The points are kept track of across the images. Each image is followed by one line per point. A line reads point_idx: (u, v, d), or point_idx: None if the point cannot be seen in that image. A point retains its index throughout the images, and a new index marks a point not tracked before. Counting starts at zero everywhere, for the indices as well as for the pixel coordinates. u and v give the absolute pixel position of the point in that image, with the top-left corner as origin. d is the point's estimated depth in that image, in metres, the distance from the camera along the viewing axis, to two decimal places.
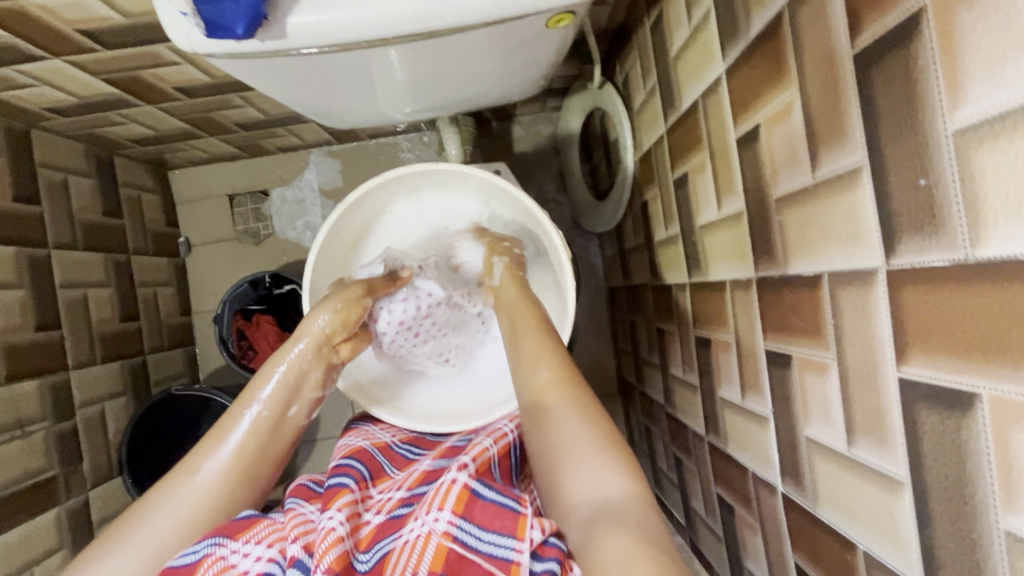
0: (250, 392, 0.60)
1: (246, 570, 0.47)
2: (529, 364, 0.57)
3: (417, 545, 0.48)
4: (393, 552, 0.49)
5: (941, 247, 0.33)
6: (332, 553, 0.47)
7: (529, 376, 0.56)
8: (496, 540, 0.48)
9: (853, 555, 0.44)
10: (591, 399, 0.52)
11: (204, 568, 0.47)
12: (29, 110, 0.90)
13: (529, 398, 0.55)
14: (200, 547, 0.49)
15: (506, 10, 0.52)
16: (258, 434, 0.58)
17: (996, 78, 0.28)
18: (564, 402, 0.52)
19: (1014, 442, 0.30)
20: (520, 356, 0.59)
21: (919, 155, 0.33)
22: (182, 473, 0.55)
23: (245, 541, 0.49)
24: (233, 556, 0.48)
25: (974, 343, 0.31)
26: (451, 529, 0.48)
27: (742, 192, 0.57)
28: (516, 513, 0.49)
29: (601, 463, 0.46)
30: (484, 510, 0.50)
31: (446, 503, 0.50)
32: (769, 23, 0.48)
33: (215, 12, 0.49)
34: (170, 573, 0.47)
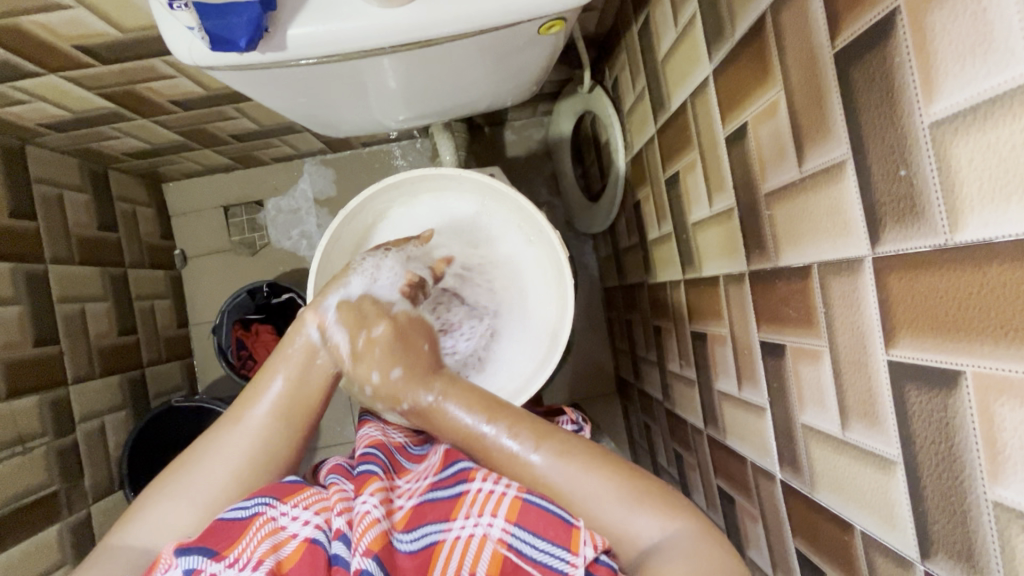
0: (277, 357, 0.63)
1: (294, 533, 0.51)
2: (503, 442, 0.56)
3: (472, 546, 0.51)
4: (443, 543, 0.52)
5: (921, 234, 0.34)
6: (370, 534, 0.50)
7: (503, 456, 0.55)
8: (550, 549, 0.49)
9: (851, 536, 0.46)
10: (590, 450, 0.54)
11: (256, 527, 0.50)
12: (25, 126, 0.91)
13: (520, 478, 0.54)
14: (252, 505, 0.52)
15: (499, 19, 0.54)
16: (293, 383, 0.61)
17: (966, 73, 0.30)
18: (566, 472, 0.53)
19: (998, 415, 0.31)
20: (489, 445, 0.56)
21: (899, 147, 0.35)
22: (227, 424, 0.59)
23: (293, 504, 0.53)
24: (282, 518, 0.52)
25: (956, 325, 0.33)
26: (505, 536, 0.51)
27: (731, 190, 0.59)
28: (570, 524, 0.50)
29: (636, 514, 0.51)
30: (538, 516, 0.51)
31: (498, 510, 0.52)
32: (752, 26, 0.50)
33: (218, 26, 0.50)
34: (223, 525, 0.50)
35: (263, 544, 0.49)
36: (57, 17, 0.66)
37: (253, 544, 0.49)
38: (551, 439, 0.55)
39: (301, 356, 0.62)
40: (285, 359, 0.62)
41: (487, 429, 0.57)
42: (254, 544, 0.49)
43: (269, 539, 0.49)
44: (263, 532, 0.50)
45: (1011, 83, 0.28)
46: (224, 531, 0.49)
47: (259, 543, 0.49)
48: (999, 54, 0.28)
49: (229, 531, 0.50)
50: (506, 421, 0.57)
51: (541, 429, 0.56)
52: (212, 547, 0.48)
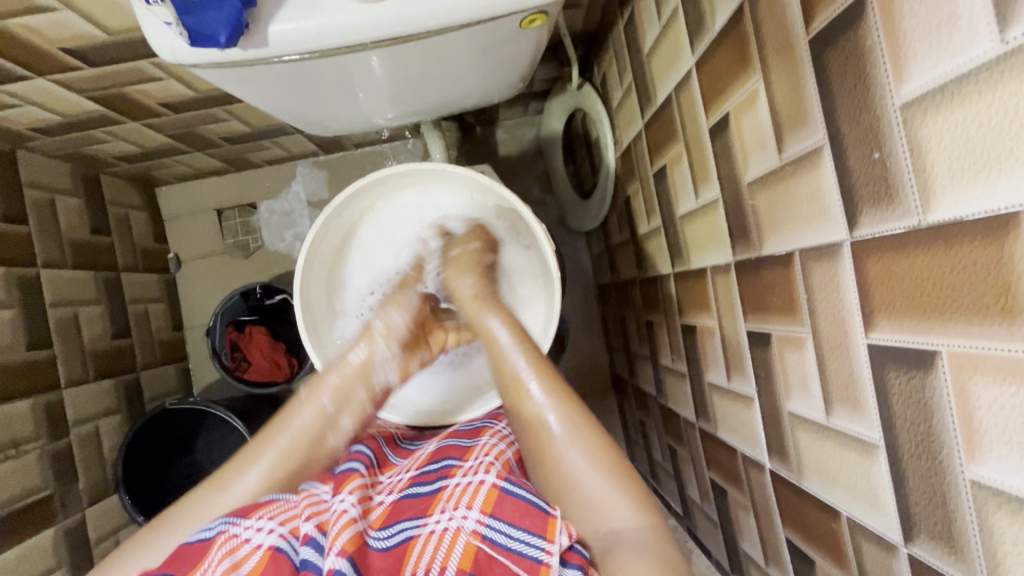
0: (282, 420, 0.62)
1: (258, 543, 0.50)
2: (526, 384, 0.59)
3: (445, 540, 0.51)
4: (417, 538, 0.52)
5: (896, 216, 0.35)
6: (345, 535, 0.50)
7: (523, 396, 0.59)
8: (525, 538, 0.49)
9: (837, 522, 0.46)
10: (596, 427, 0.57)
11: (218, 544, 0.50)
12: (16, 131, 0.91)
13: (527, 419, 0.58)
14: (215, 525, 0.52)
15: (481, 11, 0.54)
16: (295, 454, 0.60)
17: (933, 54, 0.30)
18: (567, 428, 0.56)
19: (973, 393, 0.31)
20: (514, 377, 0.60)
21: (873, 131, 0.35)
22: (220, 484, 0.58)
23: (257, 518, 0.52)
24: (246, 532, 0.50)
25: (931, 305, 0.33)
26: (479, 528, 0.51)
27: (716, 180, 0.59)
28: (546, 512, 0.51)
29: (611, 491, 0.52)
30: (512, 507, 0.52)
31: (474, 503, 0.53)
32: (730, 17, 0.50)
33: (198, 22, 0.50)
34: (187, 550, 0.50)
35: (222, 563, 0.48)
36: (43, 19, 0.66)
37: (213, 563, 0.48)
38: (565, 400, 0.58)
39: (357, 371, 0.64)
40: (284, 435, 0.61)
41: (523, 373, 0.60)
42: (215, 563, 0.48)
43: (228, 557, 0.48)
44: (224, 550, 0.49)
45: (977, 61, 0.28)
46: (189, 556, 0.50)
47: (220, 561, 0.48)
48: (965, 33, 0.28)
49: (194, 555, 0.50)
50: (540, 371, 0.60)
51: (560, 387, 0.59)
52: (173, 572, 0.48)
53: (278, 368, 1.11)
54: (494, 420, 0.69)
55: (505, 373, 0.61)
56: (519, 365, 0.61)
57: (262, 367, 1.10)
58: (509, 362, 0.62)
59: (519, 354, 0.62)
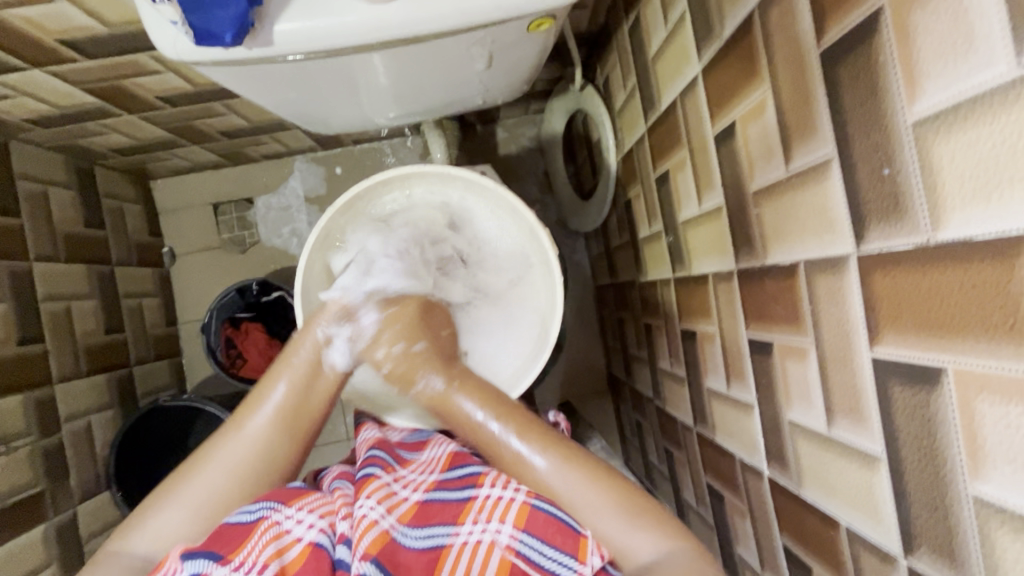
0: (284, 360, 0.63)
1: (299, 537, 0.52)
2: (501, 438, 0.57)
3: (480, 552, 0.53)
4: (450, 548, 0.54)
5: (905, 232, 0.35)
6: (369, 537, 0.52)
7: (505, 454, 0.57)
8: (558, 558, 0.52)
9: (836, 531, 0.46)
10: (589, 462, 0.55)
11: (260, 530, 0.51)
12: (10, 122, 0.89)
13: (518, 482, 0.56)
14: (257, 508, 0.53)
15: (489, 14, 0.54)
16: (295, 390, 0.61)
17: (948, 73, 0.30)
18: (562, 475, 0.54)
19: (978, 411, 0.32)
20: (492, 441, 0.57)
21: (884, 146, 0.35)
22: (230, 428, 0.59)
23: (298, 507, 0.54)
24: (287, 522, 0.53)
25: (937, 322, 0.33)
26: (513, 543, 0.53)
27: (720, 187, 0.59)
28: (577, 532, 0.53)
29: (629, 527, 0.52)
30: (546, 523, 0.53)
31: (507, 517, 0.54)
32: (739, 25, 0.50)
33: (203, 21, 0.49)
34: (225, 530, 0.51)
35: (266, 549, 0.50)
36: (40, 10, 0.65)
37: (257, 548, 0.50)
38: (551, 444, 0.56)
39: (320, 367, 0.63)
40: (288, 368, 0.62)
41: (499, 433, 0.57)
42: (258, 549, 0.50)
43: (273, 543, 0.51)
44: (267, 536, 0.51)
45: (992, 83, 0.28)
46: (228, 536, 0.50)
47: (264, 547, 0.50)
48: (981, 55, 0.28)
49: (234, 535, 0.50)
50: (515, 425, 0.57)
51: (538, 431, 0.57)
52: (216, 552, 0.49)
53: None
54: None
55: (483, 439, 0.58)
56: (492, 428, 0.58)
57: (257, 364, 1.10)
58: (484, 429, 0.58)
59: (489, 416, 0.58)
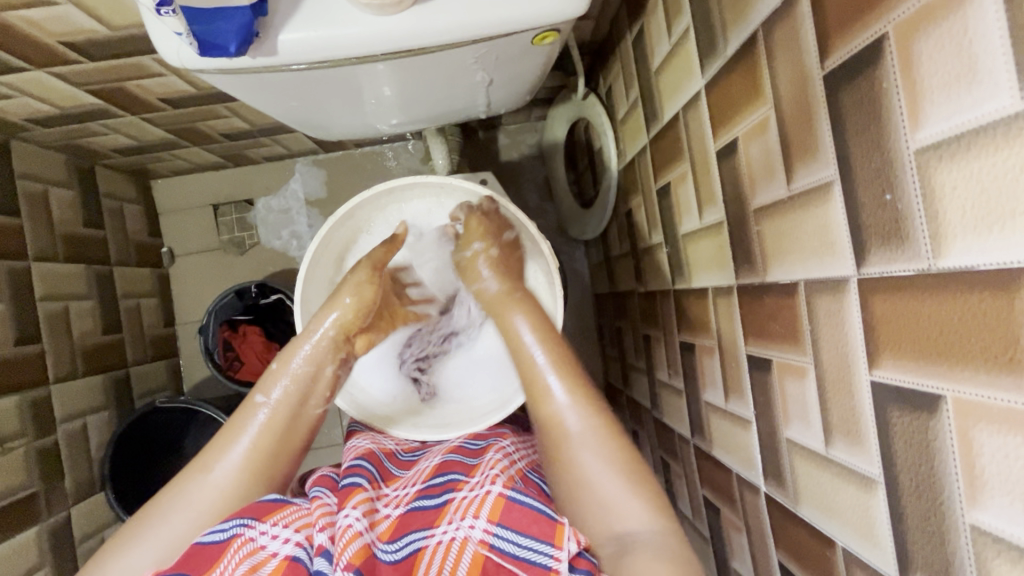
0: (262, 390, 0.63)
1: (275, 551, 0.52)
2: (542, 375, 0.61)
3: (453, 549, 0.53)
4: (424, 550, 0.54)
5: (905, 258, 0.35)
6: (351, 549, 0.51)
7: (544, 395, 0.60)
8: (534, 545, 0.51)
9: (832, 551, 0.46)
10: (611, 428, 0.57)
11: (234, 548, 0.51)
12: (11, 122, 0.89)
13: (541, 418, 0.59)
14: (230, 526, 0.52)
15: (493, 26, 0.54)
16: (270, 431, 0.60)
17: (951, 103, 0.30)
18: (583, 427, 0.57)
19: (977, 440, 0.32)
20: (532, 371, 0.61)
21: (885, 172, 0.36)
22: (199, 470, 0.58)
23: (273, 523, 0.54)
24: (262, 537, 0.52)
25: (935, 348, 0.33)
26: (487, 537, 0.53)
27: (721, 203, 0.59)
28: (553, 519, 0.52)
29: (627, 493, 0.53)
30: (521, 514, 0.53)
31: (481, 512, 0.55)
32: (743, 43, 0.50)
33: (207, 31, 0.50)
34: (201, 549, 0.51)
35: (240, 566, 0.50)
36: (44, 13, 0.65)
37: (231, 566, 0.50)
38: (584, 400, 0.59)
39: (301, 381, 0.63)
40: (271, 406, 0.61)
41: (543, 369, 0.61)
42: (232, 565, 0.50)
43: (248, 560, 0.51)
44: (242, 553, 0.51)
45: (995, 114, 0.28)
46: (203, 556, 0.50)
47: (238, 564, 0.50)
48: (984, 87, 0.28)
49: (207, 555, 0.51)
50: (562, 369, 0.61)
51: (580, 384, 0.60)
52: (188, 574, 0.49)
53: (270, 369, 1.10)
54: (501, 438, 0.68)
55: (524, 365, 0.62)
56: (540, 362, 0.61)
57: (253, 366, 1.10)
58: (532, 363, 0.62)
59: (540, 350, 0.62)
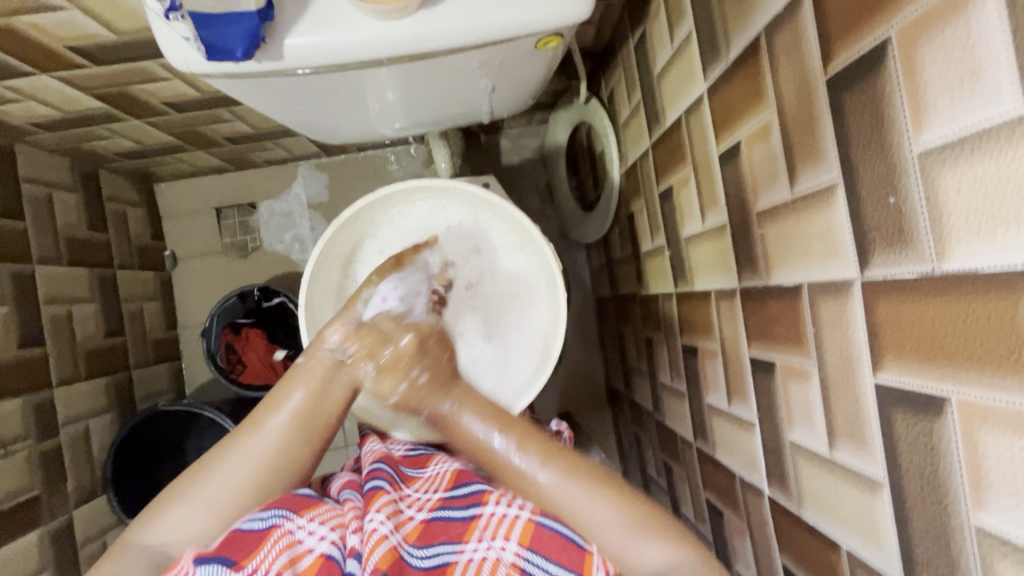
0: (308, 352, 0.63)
1: (311, 548, 0.52)
2: (502, 453, 0.59)
3: (484, 569, 0.53)
4: (455, 564, 0.54)
5: (909, 261, 0.35)
6: (379, 551, 0.51)
7: (515, 474, 0.58)
8: (565, 574, 0.51)
9: (837, 554, 0.46)
10: (600, 477, 0.57)
11: (272, 540, 0.51)
12: (16, 125, 0.89)
13: (521, 493, 0.58)
14: (269, 516, 0.53)
15: (497, 31, 0.54)
16: (315, 391, 0.61)
17: (954, 107, 0.30)
18: (569, 489, 0.56)
19: (982, 442, 0.32)
20: (494, 454, 0.60)
21: (889, 176, 0.36)
22: (249, 427, 0.59)
23: (309, 518, 0.54)
24: (300, 532, 0.53)
25: (939, 351, 0.34)
26: (518, 560, 0.53)
27: (724, 206, 0.59)
28: (582, 548, 0.53)
29: (636, 536, 0.54)
30: (551, 541, 0.53)
31: (512, 534, 0.54)
32: (746, 47, 0.50)
33: (214, 36, 0.50)
34: (239, 536, 0.51)
35: (280, 557, 0.50)
36: (50, 18, 0.65)
37: (269, 557, 0.50)
38: (559, 460, 0.58)
39: (332, 359, 0.63)
40: (309, 368, 0.62)
41: (501, 447, 0.59)
42: (271, 557, 0.50)
43: (286, 552, 0.51)
44: (280, 545, 0.51)
45: (998, 118, 0.28)
46: (242, 542, 0.51)
47: (277, 555, 0.50)
48: (987, 91, 0.29)
49: (248, 542, 0.51)
50: (524, 442, 0.59)
51: (546, 447, 0.59)
52: (229, 558, 0.49)
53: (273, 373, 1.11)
54: None
55: (484, 452, 0.60)
56: (497, 444, 0.60)
57: (256, 370, 1.10)
58: (491, 450, 0.60)
59: (495, 433, 0.60)
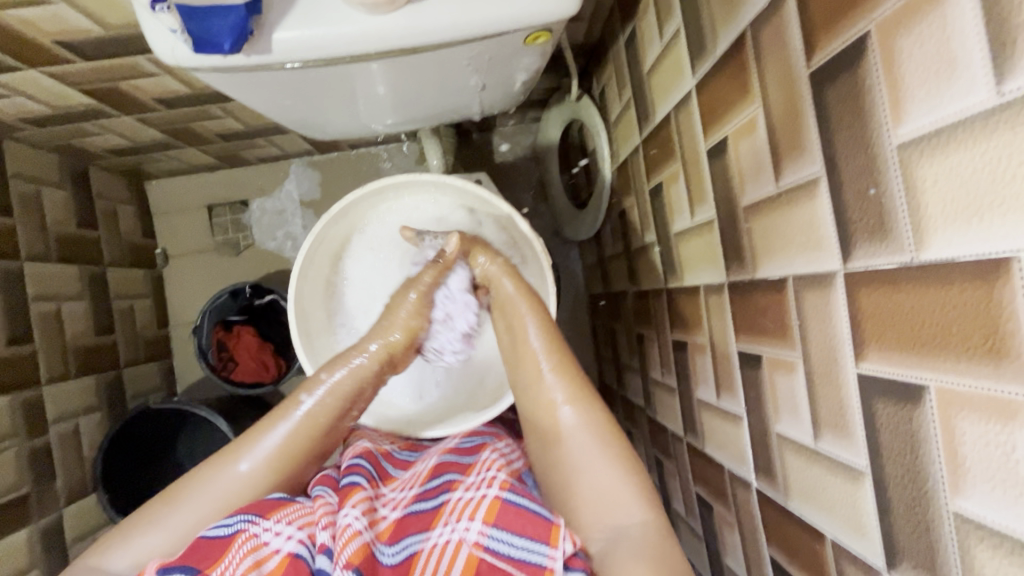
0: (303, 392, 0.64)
1: (278, 548, 0.52)
2: (541, 371, 0.62)
3: (448, 552, 0.53)
4: (421, 552, 0.54)
5: (889, 252, 0.35)
6: (351, 547, 0.51)
7: (542, 388, 0.61)
8: (529, 546, 0.50)
9: (822, 545, 0.47)
10: (608, 425, 0.58)
11: (238, 543, 0.51)
12: (4, 121, 0.89)
13: (541, 410, 0.60)
14: (234, 522, 0.53)
15: (485, 25, 0.54)
16: (300, 436, 0.61)
17: (931, 99, 0.31)
18: (580, 421, 0.58)
19: (959, 429, 0.32)
20: (532, 365, 0.62)
21: (870, 168, 0.36)
22: (227, 460, 0.60)
23: (277, 519, 0.53)
24: (266, 534, 0.52)
25: (919, 340, 0.34)
26: (482, 539, 0.52)
27: (712, 201, 0.60)
28: (549, 521, 0.51)
29: (622, 484, 0.54)
30: (515, 516, 0.52)
31: (477, 514, 0.54)
32: (732, 43, 0.51)
33: (202, 29, 0.50)
34: (202, 545, 0.51)
35: (244, 560, 0.50)
36: (38, 12, 0.65)
37: (235, 560, 0.50)
38: (585, 397, 0.60)
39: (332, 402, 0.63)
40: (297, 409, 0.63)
41: (542, 362, 0.62)
42: (236, 561, 0.50)
43: (251, 555, 0.50)
44: (245, 548, 0.51)
45: (974, 109, 0.29)
46: (204, 551, 0.51)
47: (241, 559, 0.50)
48: (962, 82, 0.29)
49: (211, 550, 0.51)
50: (561, 364, 0.62)
51: (579, 381, 0.61)
52: (192, 567, 0.49)
53: (265, 369, 1.10)
54: (494, 438, 0.69)
55: (524, 360, 0.63)
56: (539, 358, 0.62)
57: (247, 367, 1.09)
58: (530, 357, 0.63)
59: (540, 347, 0.63)
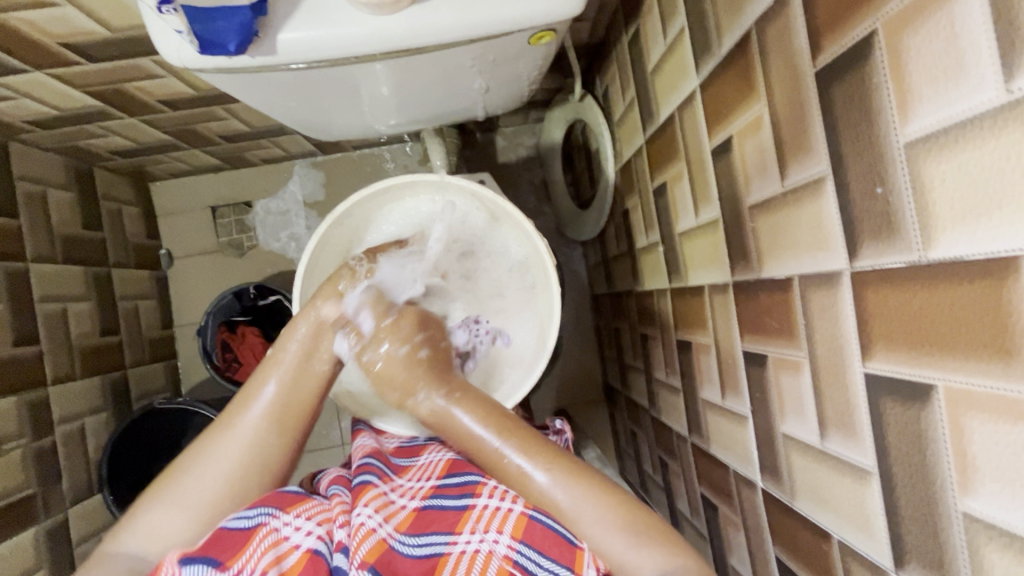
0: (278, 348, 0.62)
1: (298, 544, 0.53)
2: (502, 453, 0.55)
3: (478, 561, 0.53)
4: (448, 556, 0.54)
5: (896, 250, 0.35)
6: (365, 547, 0.52)
7: (517, 476, 0.54)
8: (556, 568, 0.52)
9: (829, 545, 0.47)
10: (606, 487, 0.53)
11: (259, 537, 0.51)
12: (10, 123, 0.89)
13: (525, 495, 0.54)
14: (254, 514, 0.53)
15: (490, 25, 0.54)
16: (287, 386, 0.61)
17: (938, 97, 0.31)
18: (570, 492, 0.53)
19: (968, 428, 0.32)
20: (494, 455, 0.55)
21: (876, 166, 0.36)
22: (223, 427, 0.58)
23: (296, 514, 0.55)
24: (286, 528, 0.53)
25: (927, 339, 0.34)
26: (510, 553, 0.53)
27: (717, 201, 0.60)
28: (574, 544, 0.53)
29: (635, 549, 0.51)
30: (543, 535, 0.54)
31: (505, 527, 0.55)
32: (737, 42, 0.51)
33: (207, 29, 0.50)
34: (225, 535, 0.50)
35: (265, 556, 0.50)
36: (44, 14, 0.65)
37: (257, 556, 0.50)
38: (567, 464, 0.54)
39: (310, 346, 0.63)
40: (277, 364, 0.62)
41: (502, 449, 0.55)
42: (258, 556, 0.50)
43: (272, 551, 0.51)
44: (267, 543, 0.51)
45: (983, 106, 0.29)
46: (228, 542, 0.50)
47: (263, 554, 0.50)
48: (970, 80, 0.29)
49: (233, 541, 0.50)
50: (525, 444, 0.55)
51: (550, 451, 0.55)
52: (214, 558, 0.48)
53: None
54: None
55: (485, 453, 0.56)
56: (499, 447, 0.55)
57: (252, 368, 1.10)
58: (491, 451, 0.55)
59: (496, 434, 0.56)
